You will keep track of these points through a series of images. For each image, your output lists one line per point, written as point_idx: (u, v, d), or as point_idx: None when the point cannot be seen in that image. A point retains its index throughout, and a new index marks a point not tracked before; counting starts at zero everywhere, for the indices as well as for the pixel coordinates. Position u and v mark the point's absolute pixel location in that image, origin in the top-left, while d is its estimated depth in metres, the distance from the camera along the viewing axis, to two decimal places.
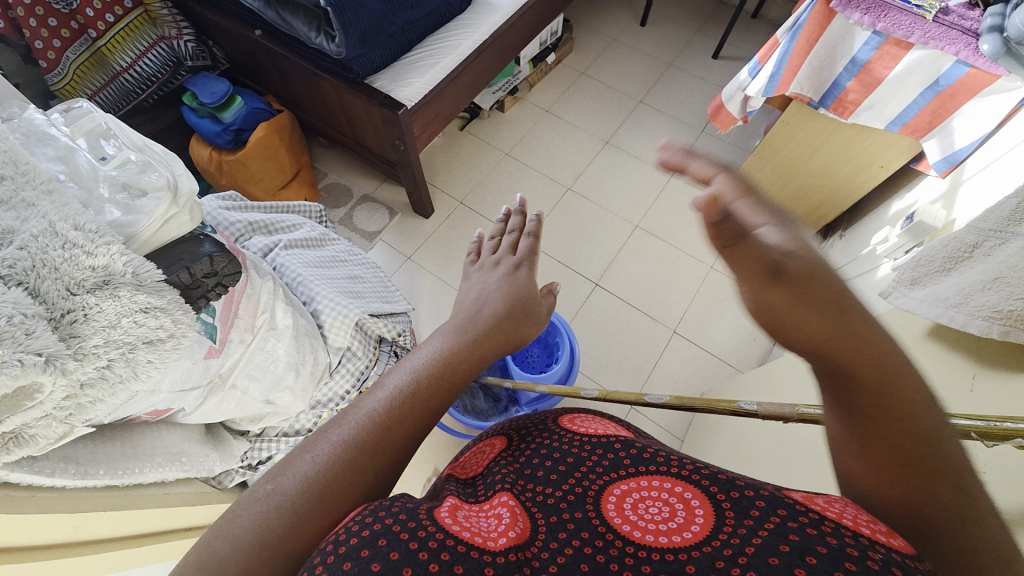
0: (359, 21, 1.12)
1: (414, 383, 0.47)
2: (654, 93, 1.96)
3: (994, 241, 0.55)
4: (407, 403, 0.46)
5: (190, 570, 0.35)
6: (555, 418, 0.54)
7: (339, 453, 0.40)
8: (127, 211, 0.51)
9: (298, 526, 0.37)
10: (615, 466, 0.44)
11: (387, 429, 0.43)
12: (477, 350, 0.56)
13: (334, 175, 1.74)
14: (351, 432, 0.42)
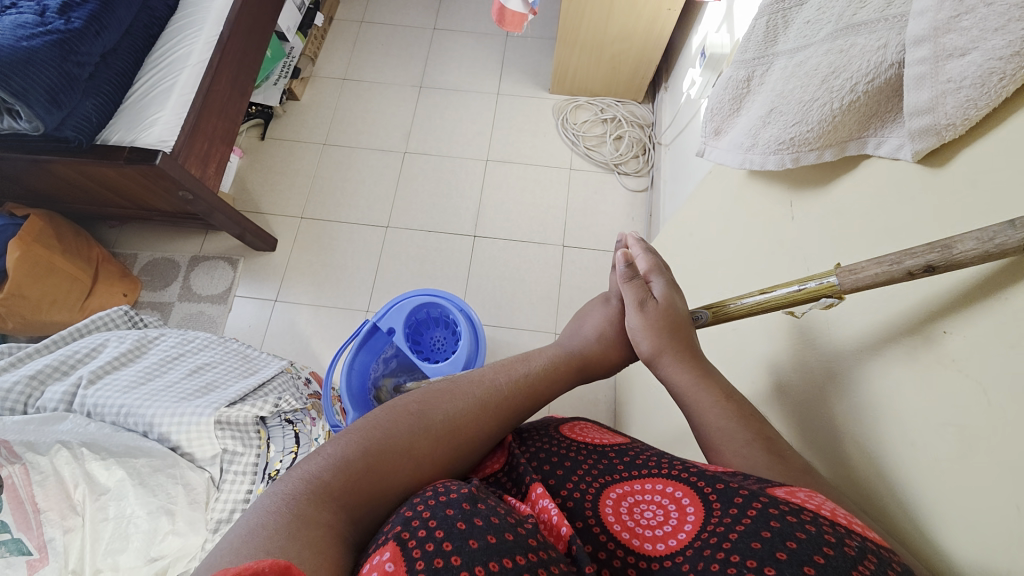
0: (33, 80, 0.90)
1: (539, 371, 0.55)
2: (443, 13, 1.80)
3: (761, 69, 0.55)
4: (523, 381, 0.53)
5: (350, 452, 0.40)
6: (556, 425, 0.54)
7: (468, 405, 0.48)
8: None
9: (431, 445, 0.43)
10: (610, 470, 0.44)
11: (509, 402, 0.51)
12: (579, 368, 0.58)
13: (148, 251, 1.48)
14: (483, 394, 0.50)
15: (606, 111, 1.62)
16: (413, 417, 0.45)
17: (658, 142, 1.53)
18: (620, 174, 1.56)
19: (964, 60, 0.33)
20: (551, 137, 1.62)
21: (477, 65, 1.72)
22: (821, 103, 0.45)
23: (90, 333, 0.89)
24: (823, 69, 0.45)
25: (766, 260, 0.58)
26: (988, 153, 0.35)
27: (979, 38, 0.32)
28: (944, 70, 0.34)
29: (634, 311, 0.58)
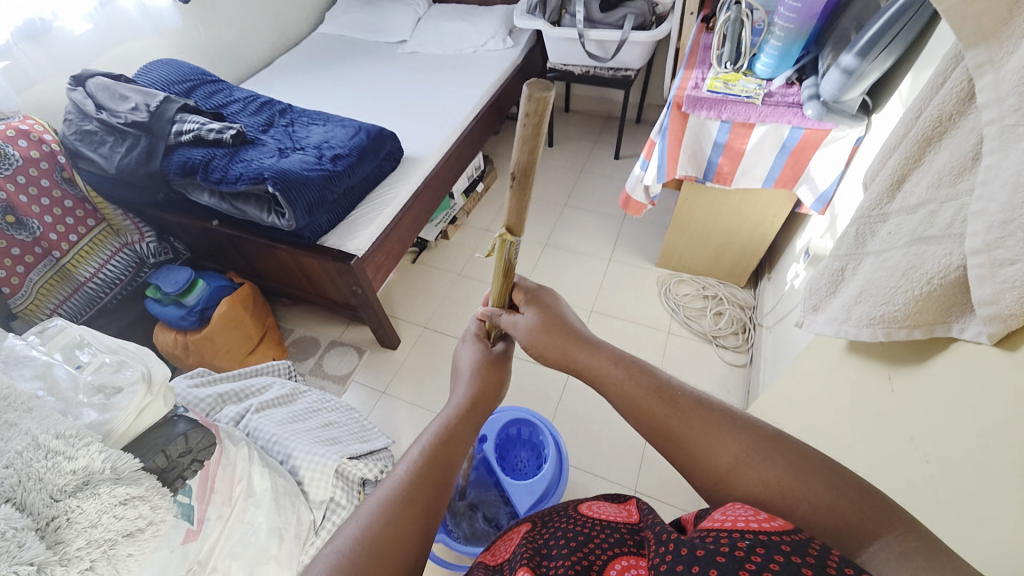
0: (303, 196, 1.30)
1: (439, 442, 0.56)
2: (575, 195, 2.25)
3: (853, 262, 0.65)
4: (423, 469, 0.53)
5: None
6: (574, 506, 0.58)
7: (381, 518, 0.48)
8: (103, 409, 0.54)
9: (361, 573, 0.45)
10: (620, 542, 0.48)
11: (421, 485, 0.52)
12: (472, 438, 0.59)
13: (301, 329, 1.80)
14: (389, 492, 0.51)
15: (708, 289, 1.77)
16: (338, 552, 0.46)
17: (759, 324, 1.61)
18: (718, 346, 1.63)
19: (1014, 267, 0.41)
20: (653, 301, 1.79)
21: (597, 235, 2.05)
22: (903, 289, 0.53)
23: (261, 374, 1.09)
24: (902, 266, 0.54)
25: (880, 427, 0.60)
26: None
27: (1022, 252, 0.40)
28: (1001, 273, 0.42)
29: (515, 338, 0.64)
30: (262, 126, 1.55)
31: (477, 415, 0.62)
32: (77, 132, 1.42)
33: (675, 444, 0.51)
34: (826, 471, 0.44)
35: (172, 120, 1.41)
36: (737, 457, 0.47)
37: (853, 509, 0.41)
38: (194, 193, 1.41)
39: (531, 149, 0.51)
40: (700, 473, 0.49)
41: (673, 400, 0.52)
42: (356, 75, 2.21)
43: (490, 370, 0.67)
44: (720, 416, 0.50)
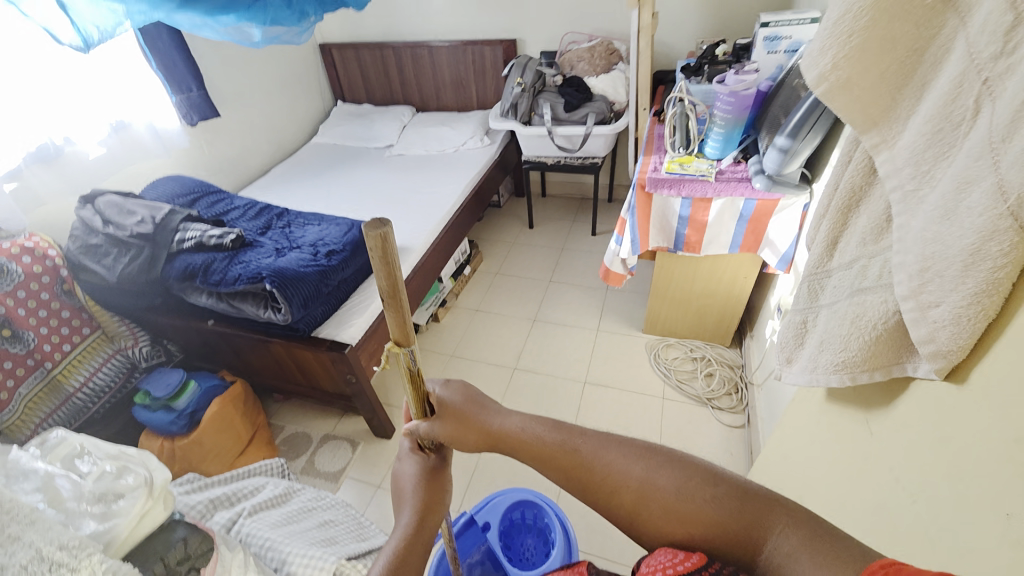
0: (299, 291, 1.36)
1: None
2: (558, 271, 2.36)
3: (812, 315, 0.72)
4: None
5: None
6: None
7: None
8: (102, 519, 0.54)
9: None
10: None
11: None
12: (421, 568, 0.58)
13: (292, 424, 1.76)
14: None
15: (696, 351, 1.82)
16: None
17: (750, 382, 1.64)
18: (714, 408, 1.63)
19: (939, 308, 0.47)
20: (644, 368, 1.81)
21: (583, 308, 2.13)
22: (857, 335, 0.58)
23: (254, 474, 1.06)
24: (851, 314, 0.60)
25: (871, 470, 0.62)
26: None
27: (942, 294, 0.46)
28: (931, 314, 0.48)
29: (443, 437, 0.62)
30: (260, 229, 1.66)
31: (422, 539, 0.59)
32: (83, 246, 1.50)
33: (587, 483, 0.55)
34: (712, 486, 0.51)
35: (176, 230, 1.50)
36: (640, 485, 0.53)
37: (742, 515, 0.48)
38: (192, 295, 1.46)
39: (387, 273, 0.48)
40: (614, 508, 0.54)
41: (578, 444, 0.57)
42: (348, 177, 2.40)
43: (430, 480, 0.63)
44: (619, 447, 0.56)
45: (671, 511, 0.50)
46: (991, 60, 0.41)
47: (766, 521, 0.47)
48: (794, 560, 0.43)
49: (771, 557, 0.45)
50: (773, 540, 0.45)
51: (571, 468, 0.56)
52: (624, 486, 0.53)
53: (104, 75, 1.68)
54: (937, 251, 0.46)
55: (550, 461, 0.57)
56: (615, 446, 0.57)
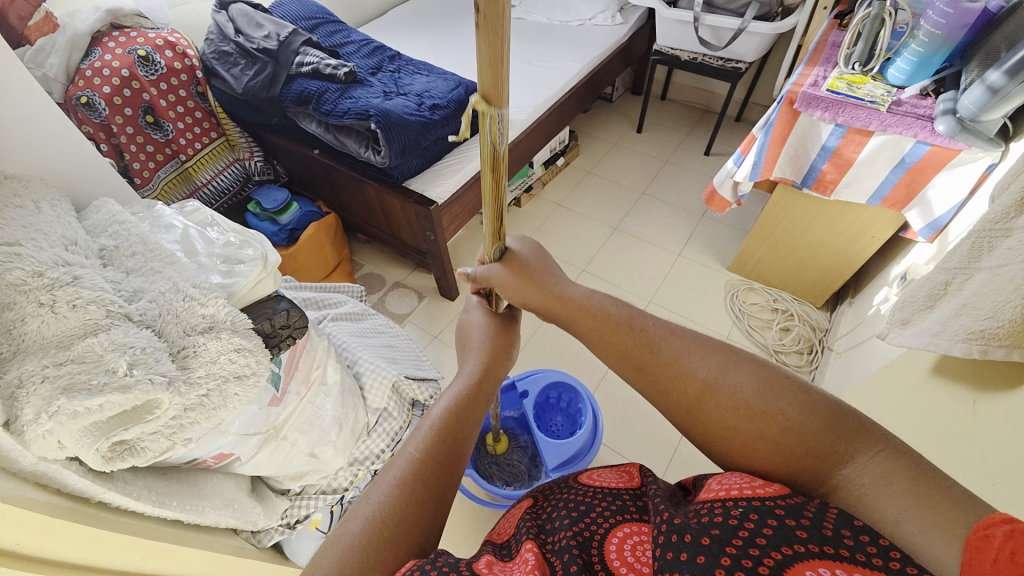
0: (399, 138, 1.38)
1: (444, 421, 0.55)
2: (655, 185, 2.19)
3: (961, 277, 0.61)
4: (433, 445, 0.53)
5: None
6: (575, 478, 0.61)
7: (393, 496, 0.48)
8: (227, 275, 0.63)
9: (372, 556, 0.43)
10: (621, 510, 0.50)
11: (426, 464, 0.51)
12: (473, 421, 0.58)
13: (370, 266, 1.92)
14: (399, 471, 0.50)
15: (779, 302, 1.69)
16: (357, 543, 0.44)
17: (830, 348, 1.52)
18: (779, 362, 1.56)
19: None
20: (717, 305, 1.73)
21: (670, 230, 2.00)
22: (1014, 304, 0.49)
23: (339, 291, 1.19)
24: (1018, 280, 0.50)
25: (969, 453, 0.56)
26: None
27: None
28: None
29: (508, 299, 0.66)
30: (371, 69, 1.65)
31: (485, 389, 0.62)
32: (216, 52, 1.58)
33: (651, 370, 0.54)
34: (798, 393, 0.46)
35: (297, 52, 1.54)
36: (710, 381, 0.50)
37: (822, 427, 0.44)
38: (304, 120, 1.53)
39: (494, 76, 0.44)
40: (674, 401, 0.52)
41: (653, 332, 0.56)
42: (461, 34, 2.25)
43: (500, 341, 0.68)
44: (695, 343, 0.54)
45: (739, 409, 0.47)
46: None
47: (852, 442, 0.42)
48: (885, 486, 0.38)
49: (848, 482, 0.41)
50: (853, 462, 0.41)
51: (637, 351, 0.55)
52: (696, 382, 0.51)
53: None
54: None
55: (620, 341, 0.56)
56: (692, 345, 0.54)
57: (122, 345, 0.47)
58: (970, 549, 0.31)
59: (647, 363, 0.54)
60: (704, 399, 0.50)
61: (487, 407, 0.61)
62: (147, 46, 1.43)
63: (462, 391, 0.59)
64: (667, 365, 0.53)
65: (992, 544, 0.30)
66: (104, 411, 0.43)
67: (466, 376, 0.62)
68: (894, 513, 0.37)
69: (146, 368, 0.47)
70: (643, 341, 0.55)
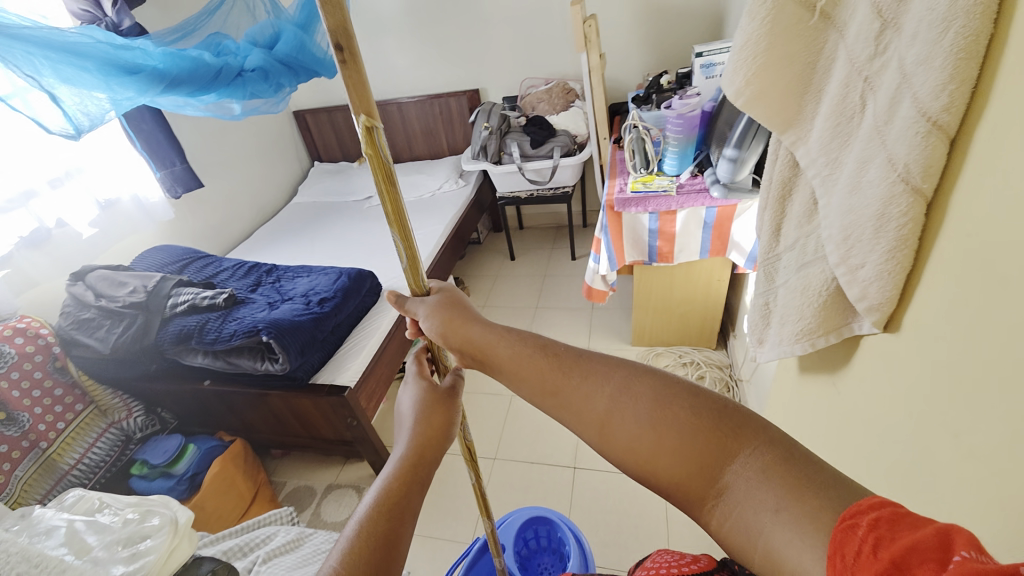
0: (296, 340, 1.40)
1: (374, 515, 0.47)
2: (544, 297, 2.44)
3: (772, 295, 0.79)
4: (360, 548, 0.44)
5: None
6: None
7: None
8: (132, 560, 0.61)
9: None
10: None
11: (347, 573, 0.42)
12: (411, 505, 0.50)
13: (294, 479, 1.73)
14: None
15: (685, 356, 1.88)
16: None
17: (740, 380, 1.70)
18: None
19: (864, 270, 0.54)
20: None
21: (572, 330, 2.18)
22: (808, 303, 0.65)
23: (264, 524, 1.05)
24: (802, 286, 0.67)
25: (853, 427, 0.67)
26: (919, 322, 0.52)
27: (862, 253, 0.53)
28: (860, 274, 0.54)
29: (428, 325, 0.64)
30: (250, 287, 1.71)
31: (424, 472, 0.55)
32: (75, 321, 1.51)
33: (557, 396, 0.52)
34: (690, 396, 0.47)
35: (168, 295, 1.54)
36: (610, 399, 0.49)
37: (712, 425, 0.44)
38: (188, 356, 1.49)
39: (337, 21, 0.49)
40: (581, 424, 0.51)
41: (557, 358, 0.54)
42: (331, 230, 2.47)
43: (439, 416, 0.62)
44: (597, 364, 0.53)
45: (642, 422, 0.47)
46: (868, 61, 0.48)
47: (743, 433, 0.43)
48: (764, 487, 0.39)
49: (734, 482, 0.41)
50: (738, 460, 0.42)
51: (549, 376, 0.53)
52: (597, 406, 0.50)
53: (104, 152, 1.78)
54: (855, 221, 0.52)
55: (542, 379, 0.53)
56: (597, 363, 0.53)
57: None
58: (837, 541, 0.32)
59: (556, 391, 0.52)
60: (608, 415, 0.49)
61: (424, 493, 0.53)
62: None
63: (393, 477, 0.52)
64: (576, 388, 0.51)
65: (856, 535, 0.31)
66: None
67: (403, 458, 0.55)
68: (772, 503, 0.38)
69: None
70: (550, 375, 0.53)
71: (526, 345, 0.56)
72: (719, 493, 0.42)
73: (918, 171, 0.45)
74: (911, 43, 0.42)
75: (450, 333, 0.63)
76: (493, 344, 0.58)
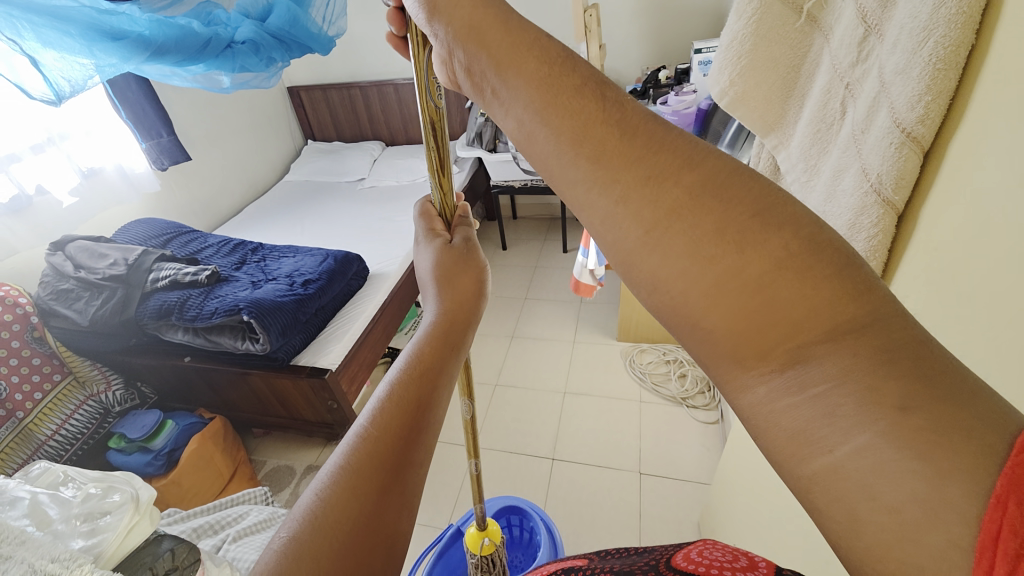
0: (276, 320, 1.39)
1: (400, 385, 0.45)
2: (533, 288, 2.44)
3: None
4: (389, 413, 0.43)
5: None
6: None
7: (338, 479, 0.39)
8: (92, 535, 0.64)
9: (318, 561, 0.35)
10: None
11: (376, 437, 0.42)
12: (436, 367, 0.49)
13: (274, 458, 1.73)
14: (345, 449, 0.41)
15: (668, 353, 1.90)
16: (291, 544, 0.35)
17: None
18: (689, 407, 1.70)
19: None
20: (621, 374, 1.87)
21: (559, 322, 2.19)
22: None
23: (238, 503, 1.05)
24: None
25: None
26: None
27: None
28: None
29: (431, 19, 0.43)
30: (235, 265, 1.69)
31: (453, 339, 0.53)
32: (53, 292, 1.49)
33: (606, 163, 0.33)
34: (803, 229, 0.30)
35: (150, 269, 1.53)
36: (688, 193, 0.31)
37: (826, 273, 0.28)
38: (168, 332, 1.48)
39: None
40: (623, 216, 0.33)
41: (617, 116, 0.33)
42: (322, 211, 2.45)
43: (460, 277, 0.58)
44: (677, 141, 0.33)
45: (721, 236, 0.30)
46: (850, 68, 0.47)
47: (868, 301, 0.28)
48: (886, 387, 0.26)
49: (828, 362, 0.28)
50: (847, 336, 0.27)
51: (597, 132, 0.33)
52: (667, 196, 0.31)
53: (89, 116, 1.74)
54: None
55: (587, 130, 0.34)
56: (674, 137, 0.33)
57: None
58: (1009, 481, 0.21)
59: (610, 148, 0.33)
60: (679, 208, 0.31)
61: (457, 359, 0.53)
62: None
63: (425, 344, 0.50)
64: (640, 157, 0.32)
65: None
66: None
67: (429, 328, 0.53)
68: (898, 402, 0.25)
69: None
70: (602, 133, 0.33)
71: (571, 86, 0.34)
72: (790, 363, 0.29)
73: (889, 182, 0.44)
74: (892, 50, 0.41)
75: (461, 23, 0.40)
76: (524, 49, 0.37)
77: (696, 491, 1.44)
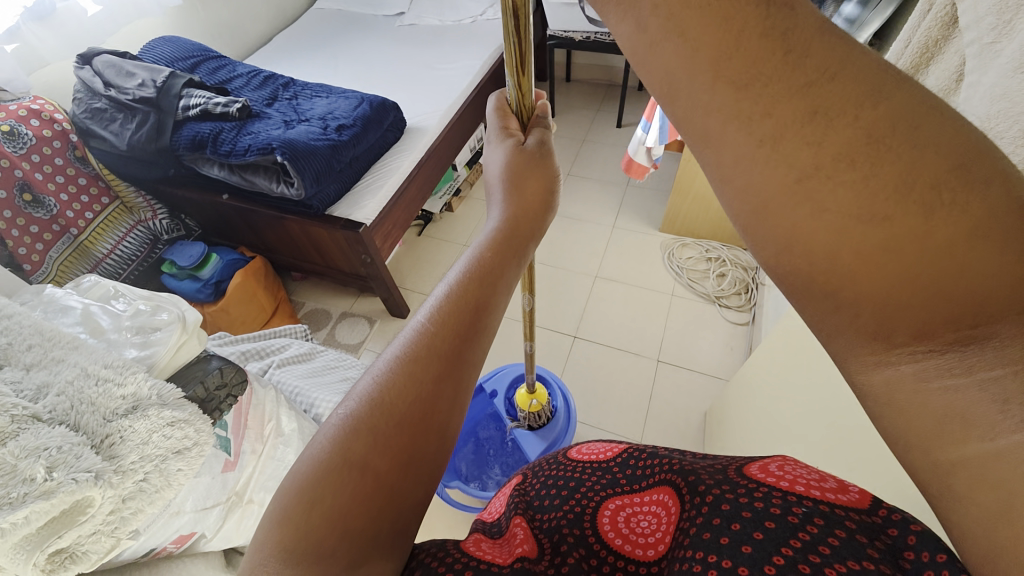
0: (310, 165, 1.33)
1: (460, 288, 0.43)
2: (577, 164, 2.25)
3: None
4: (447, 315, 0.41)
5: (296, 493, 0.33)
6: (565, 452, 0.55)
7: (398, 371, 0.38)
8: (144, 347, 0.66)
9: (376, 445, 0.36)
10: (612, 484, 0.46)
11: (435, 335, 0.40)
12: (496, 276, 0.45)
13: (313, 301, 1.84)
14: (402, 346, 0.40)
15: (712, 251, 1.80)
16: (347, 425, 0.36)
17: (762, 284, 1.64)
18: (722, 306, 1.66)
19: None
20: (657, 266, 1.81)
21: (600, 205, 2.06)
22: None
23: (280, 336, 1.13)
24: None
25: None
26: None
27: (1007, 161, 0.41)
28: None
29: None
30: (266, 100, 1.58)
31: (516, 246, 0.49)
32: (87, 111, 1.44)
33: (762, 95, 0.27)
34: (1006, 194, 0.25)
35: (179, 96, 1.44)
36: (866, 138, 0.26)
37: (1020, 252, 0.25)
38: (203, 166, 1.45)
39: None
40: (772, 163, 0.28)
41: (787, 32, 0.27)
42: (356, 49, 2.19)
43: (528, 183, 0.52)
44: (858, 69, 0.26)
45: (906, 197, 0.26)
46: None
47: None
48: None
49: (991, 348, 0.25)
50: (1017, 324, 0.25)
51: (748, 57, 0.27)
52: (842, 139, 0.26)
53: None
54: None
55: (740, 51, 0.27)
56: (854, 64, 0.27)
57: (35, 449, 0.43)
58: None
59: (768, 76, 0.27)
60: (852, 158, 0.26)
61: (518, 271, 0.49)
62: (7, 119, 1.28)
63: (485, 249, 0.47)
64: (811, 86, 0.26)
65: None
66: (32, 522, 0.40)
67: (489, 233, 0.48)
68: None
69: (66, 468, 0.44)
70: (761, 53, 0.27)
71: None
72: (955, 343, 0.27)
73: None
74: None
75: None
76: None
77: (711, 384, 1.48)
